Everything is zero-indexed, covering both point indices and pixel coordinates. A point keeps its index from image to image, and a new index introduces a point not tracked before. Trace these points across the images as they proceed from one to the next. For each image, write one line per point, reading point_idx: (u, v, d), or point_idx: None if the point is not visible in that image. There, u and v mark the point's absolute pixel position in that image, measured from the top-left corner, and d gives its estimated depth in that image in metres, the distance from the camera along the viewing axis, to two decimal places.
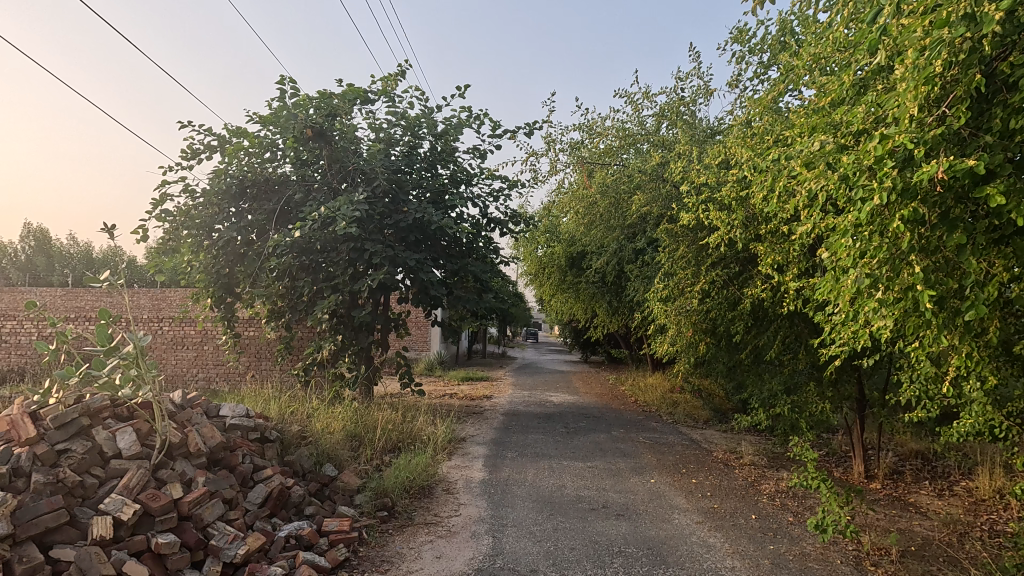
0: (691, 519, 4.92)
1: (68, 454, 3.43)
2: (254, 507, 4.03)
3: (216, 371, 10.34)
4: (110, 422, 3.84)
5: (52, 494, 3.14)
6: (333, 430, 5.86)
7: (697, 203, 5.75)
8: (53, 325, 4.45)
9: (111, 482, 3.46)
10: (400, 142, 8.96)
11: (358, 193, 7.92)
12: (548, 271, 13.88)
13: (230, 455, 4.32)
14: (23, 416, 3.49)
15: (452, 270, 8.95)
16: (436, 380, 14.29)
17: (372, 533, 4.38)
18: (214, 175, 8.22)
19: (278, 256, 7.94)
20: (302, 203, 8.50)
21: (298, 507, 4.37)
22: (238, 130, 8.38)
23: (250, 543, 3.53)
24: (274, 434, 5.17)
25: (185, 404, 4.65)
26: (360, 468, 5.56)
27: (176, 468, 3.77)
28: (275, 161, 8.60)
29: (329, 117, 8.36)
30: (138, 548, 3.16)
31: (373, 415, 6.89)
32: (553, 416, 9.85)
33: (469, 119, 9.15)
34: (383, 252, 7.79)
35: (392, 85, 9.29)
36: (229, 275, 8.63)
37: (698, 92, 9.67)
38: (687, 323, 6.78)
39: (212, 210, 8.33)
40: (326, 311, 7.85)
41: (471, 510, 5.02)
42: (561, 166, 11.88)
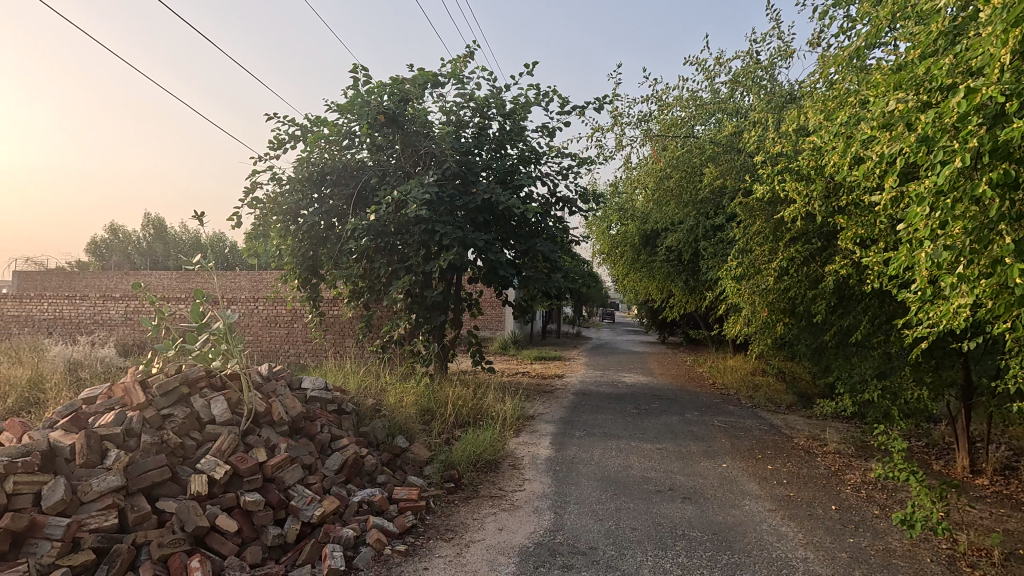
0: (764, 506, 4.72)
1: (172, 418, 3.85)
2: (332, 473, 4.33)
3: (305, 347, 11.11)
4: (206, 390, 4.25)
5: (158, 453, 3.54)
6: (406, 404, 6.15)
7: (772, 174, 5.42)
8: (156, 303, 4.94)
9: (207, 445, 3.86)
10: (470, 124, 9.06)
11: (428, 176, 8.13)
12: (621, 250, 13.58)
13: (310, 425, 4.65)
14: (134, 383, 3.92)
15: (522, 250, 8.97)
16: (510, 359, 14.53)
17: (440, 504, 4.58)
18: (299, 164, 8.83)
19: (356, 239, 8.32)
20: (378, 186, 8.87)
21: (371, 475, 4.66)
22: (318, 119, 8.85)
23: (326, 506, 3.81)
24: (350, 406, 5.50)
25: (272, 376, 5.05)
26: (431, 441, 5.80)
27: (262, 435, 4.12)
28: (352, 148, 9.02)
29: (402, 102, 8.58)
30: (229, 504, 3.51)
31: (444, 391, 7.13)
32: (624, 397, 9.73)
33: (537, 96, 9.07)
34: (453, 233, 7.95)
35: (460, 68, 9.40)
36: (313, 257, 9.20)
37: (778, 53, 8.97)
38: (763, 303, 6.47)
39: (297, 196, 8.88)
40: (401, 291, 8.16)
41: (536, 486, 5.11)
42: (630, 142, 11.52)
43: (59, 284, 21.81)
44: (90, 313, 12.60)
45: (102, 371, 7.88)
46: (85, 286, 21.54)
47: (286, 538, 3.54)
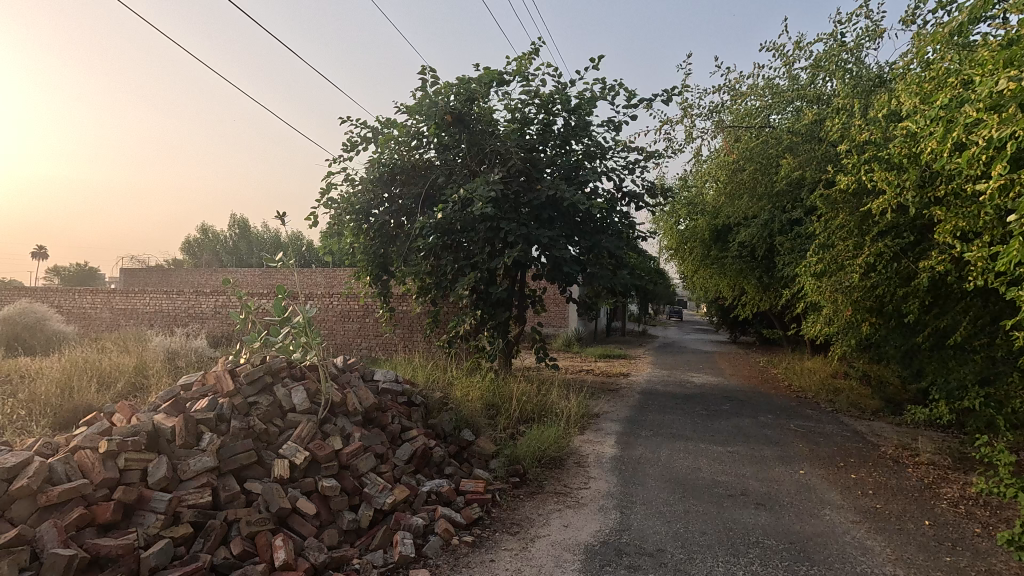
0: (847, 517, 4.44)
1: (257, 405, 4.13)
2: (402, 463, 4.49)
3: (376, 341, 11.55)
4: (288, 379, 4.52)
5: (245, 437, 3.80)
6: (472, 398, 6.27)
7: (859, 163, 5.09)
8: (244, 298, 5.30)
9: (288, 432, 4.10)
10: (535, 121, 9.07)
11: (494, 174, 8.23)
12: (690, 246, 13.17)
13: (382, 416, 4.84)
14: (224, 371, 4.22)
15: (587, 246, 8.89)
16: (574, 356, 14.45)
17: (505, 497, 4.64)
18: (370, 165, 9.16)
19: (424, 236, 8.57)
20: (445, 185, 9.09)
21: (439, 466, 4.79)
22: (389, 121, 9.17)
23: (397, 494, 3.96)
24: (419, 399, 5.67)
25: (346, 368, 5.30)
26: (496, 436, 5.88)
27: (338, 424, 4.34)
28: (420, 148, 9.27)
29: (468, 101, 8.73)
30: (308, 488, 3.72)
31: (509, 386, 7.20)
32: (693, 397, 9.44)
33: (603, 90, 8.97)
34: (518, 230, 7.99)
35: (526, 65, 9.43)
36: (384, 255, 9.55)
37: (866, 34, 8.37)
38: (846, 301, 6.08)
39: (369, 197, 9.25)
40: (467, 288, 8.30)
41: (601, 484, 5.06)
42: (701, 134, 11.12)
43: (159, 280, 23.84)
44: (186, 307, 13.70)
45: (195, 361, 8.54)
46: (180, 283, 23.41)
47: (360, 523, 3.71)
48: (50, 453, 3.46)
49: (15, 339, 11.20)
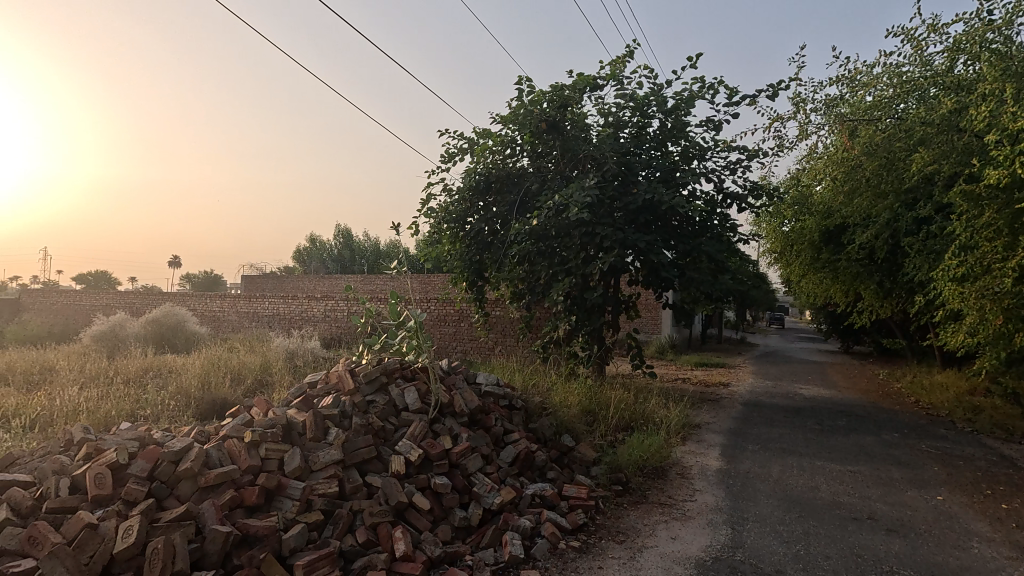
0: (1000, 552, 3.95)
1: (375, 403, 4.42)
2: (506, 465, 4.60)
3: (471, 345, 11.88)
4: (400, 380, 4.80)
5: (366, 433, 4.07)
6: (570, 403, 6.28)
7: (1012, 154, 4.57)
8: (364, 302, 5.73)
9: (402, 430, 4.34)
10: (629, 125, 8.95)
11: (589, 179, 8.21)
12: (797, 249, 12.34)
13: (486, 418, 4.97)
14: (345, 371, 4.55)
15: (685, 250, 8.59)
16: (668, 364, 14.00)
17: (609, 505, 4.60)
18: (467, 174, 9.46)
19: (519, 242, 8.71)
20: (538, 192, 9.20)
21: (542, 470, 4.84)
22: (484, 132, 9.46)
23: (504, 495, 4.05)
24: (520, 402, 5.76)
25: (452, 370, 5.51)
26: (596, 442, 5.84)
27: (447, 424, 4.53)
28: (514, 156, 9.47)
29: (561, 108, 8.81)
30: (422, 484, 3.92)
31: (606, 393, 7.12)
32: (803, 410, 8.81)
33: (702, 89, 8.68)
34: (614, 235, 7.91)
35: (620, 68, 9.35)
36: (479, 261, 9.80)
37: (1017, 10, 7.45)
38: (994, 309, 5.44)
39: (465, 205, 9.58)
40: (562, 293, 8.31)
41: (708, 498, 4.87)
42: (814, 129, 10.43)
43: (274, 286, 26.06)
44: (299, 311, 14.88)
45: (309, 361, 9.24)
46: (292, 288, 25.53)
47: (470, 521, 3.84)
48: (204, 439, 3.89)
49: (162, 338, 12.72)
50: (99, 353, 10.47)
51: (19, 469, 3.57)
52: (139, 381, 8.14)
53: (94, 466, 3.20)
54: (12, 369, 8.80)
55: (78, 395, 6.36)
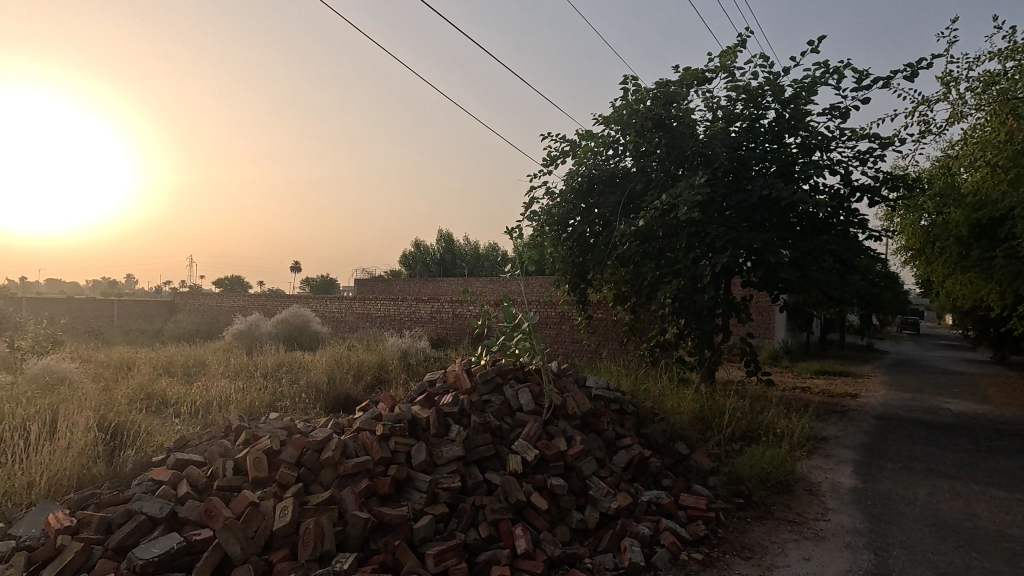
0: None
1: (490, 403, 4.56)
2: (620, 470, 4.53)
3: (573, 348, 11.84)
4: (514, 381, 4.93)
5: (484, 431, 4.22)
6: (683, 410, 6.05)
7: None
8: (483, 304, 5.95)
9: (517, 430, 4.44)
10: (741, 118, 8.46)
11: (698, 176, 7.88)
12: (940, 246, 11.02)
13: (598, 422, 4.94)
14: (462, 370, 4.75)
15: (804, 249, 7.90)
16: (784, 371, 13.05)
17: (731, 518, 4.38)
18: (569, 175, 9.52)
19: (624, 243, 8.55)
20: (643, 192, 8.94)
21: (657, 477, 4.71)
22: (587, 134, 9.45)
23: (621, 501, 4.00)
24: (631, 407, 5.65)
25: (562, 372, 5.54)
26: (712, 452, 5.58)
27: (560, 426, 4.57)
28: (617, 157, 9.33)
29: (667, 104, 8.56)
30: (539, 484, 3.98)
31: (720, 400, 6.78)
32: (951, 427, 7.82)
33: (826, 74, 8.02)
34: (727, 234, 7.53)
35: (730, 59, 8.90)
36: (582, 263, 9.73)
37: None
38: None
39: (567, 207, 9.58)
40: (670, 295, 7.94)
41: (843, 518, 4.48)
42: (968, 111, 9.28)
43: (382, 289, 27.76)
44: (408, 313, 15.68)
45: (420, 361, 9.69)
46: (399, 291, 27.04)
47: (587, 524, 3.84)
48: (339, 431, 4.23)
49: (290, 337, 13.96)
50: (239, 350, 11.70)
51: (191, 450, 4.09)
52: (274, 375, 8.98)
53: (253, 451, 3.60)
54: (173, 362, 10.08)
55: (227, 387, 7.16)
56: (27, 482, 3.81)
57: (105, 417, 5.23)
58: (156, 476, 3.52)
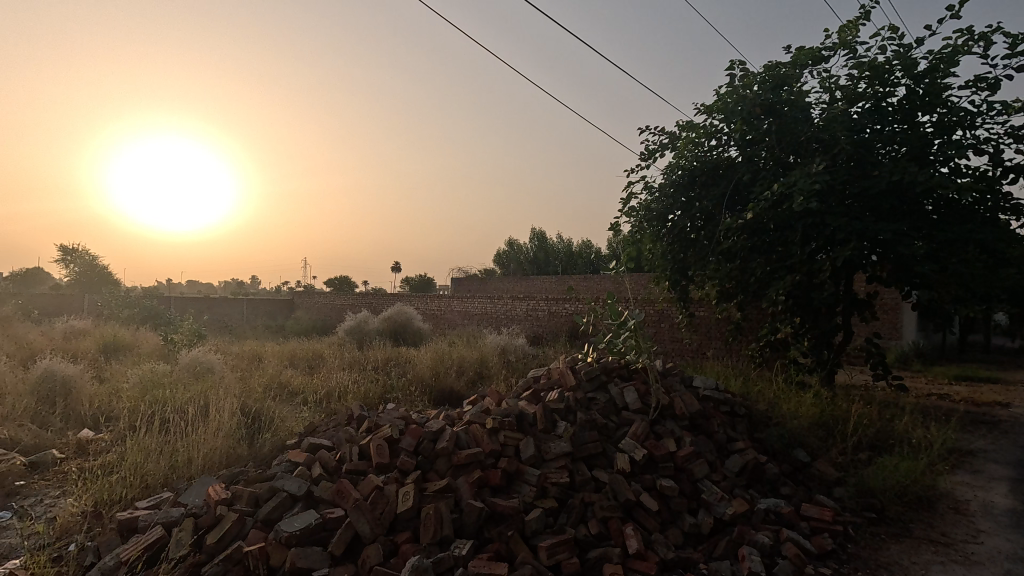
0: None
1: (596, 401, 4.55)
2: (733, 475, 4.33)
3: (673, 347, 11.44)
4: (619, 379, 4.89)
5: (591, 429, 4.22)
6: (801, 415, 5.65)
7: None
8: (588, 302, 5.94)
9: (624, 428, 4.39)
10: (865, 97, 7.72)
11: (815, 163, 7.30)
12: None
13: (708, 424, 4.75)
14: (566, 367, 4.79)
15: (943, 240, 7.04)
16: (916, 376, 11.74)
17: (861, 534, 4.03)
18: (669, 169, 9.23)
19: (730, 238, 8.12)
20: (751, 184, 8.39)
21: (774, 485, 4.44)
22: (688, 125, 9.11)
23: (737, 507, 3.82)
24: (743, 409, 5.37)
25: (669, 372, 5.39)
26: (835, 461, 5.16)
27: (668, 426, 4.45)
28: (721, 147, 8.88)
29: (777, 88, 8.02)
30: (648, 484, 3.90)
31: (843, 405, 6.24)
32: None
33: (970, 41, 7.11)
34: (849, 226, 6.90)
35: (851, 34, 8.16)
36: (683, 260, 9.36)
37: None
38: None
39: (667, 202, 9.27)
40: (783, 292, 7.38)
41: (1000, 542, 3.97)
42: None
43: (478, 288, 28.53)
44: (504, 311, 15.98)
45: (518, 358, 9.82)
46: (494, 290, 27.64)
47: (700, 529, 3.71)
48: (451, 423, 4.43)
49: (395, 334, 14.74)
50: (351, 345, 12.53)
51: (319, 436, 4.46)
52: (383, 369, 9.53)
53: (376, 438, 3.86)
54: (295, 356, 11.01)
55: (344, 379, 7.72)
56: (187, 458, 4.35)
57: (245, 404, 5.84)
58: (293, 457, 3.88)
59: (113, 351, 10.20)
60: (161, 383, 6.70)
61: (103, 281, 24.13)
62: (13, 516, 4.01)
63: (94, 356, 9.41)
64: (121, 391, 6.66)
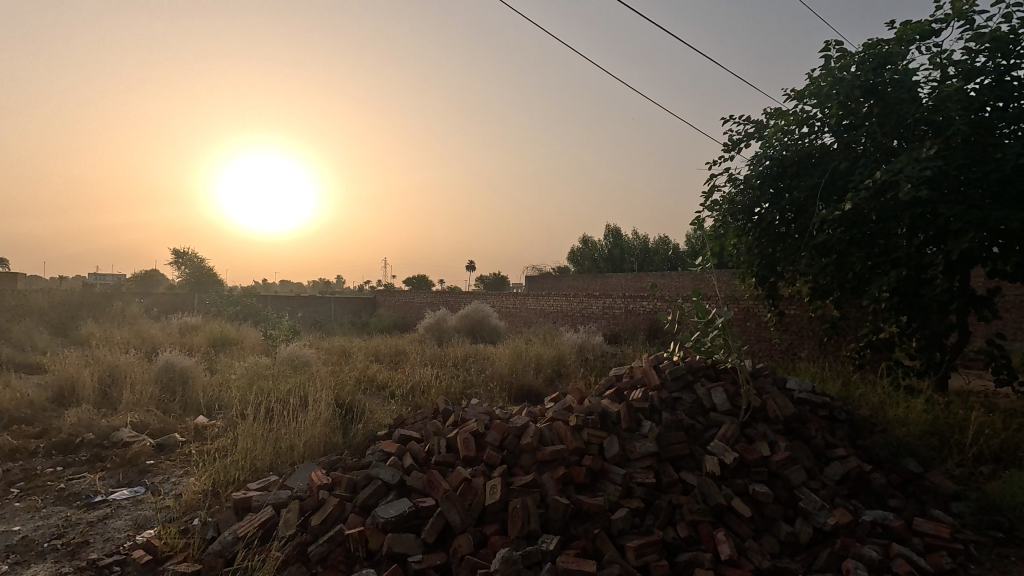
0: None
1: (681, 401, 4.43)
2: (834, 483, 4.06)
3: (761, 347, 10.87)
4: (706, 380, 4.73)
5: (677, 430, 4.12)
6: (910, 422, 5.20)
7: None
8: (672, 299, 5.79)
9: (712, 430, 4.25)
10: (984, 73, 6.96)
11: (925, 147, 6.68)
12: None
13: (804, 428, 4.49)
14: (650, 366, 4.70)
15: None
16: None
17: (986, 554, 3.66)
18: (756, 160, 8.79)
19: (824, 231, 7.61)
20: (849, 172, 7.78)
21: (881, 496, 4.12)
22: (777, 112, 8.62)
23: (839, 517, 3.59)
24: (843, 414, 5.03)
25: (760, 373, 5.14)
26: (952, 473, 4.71)
27: (761, 430, 4.26)
28: (814, 134, 8.33)
29: (879, 68, 7.41)
30: (740, 489, 3.75)
31: (961, 413, 5.67)
32: None
33: None
34: (966, 215, 6.25)
35: (967, 4, 7.39)
36: (772, 255, 8.85)
37: None
38: None
39: (753, 195, 8.81)
40: (887, 289, 6.81)
41: None
42: None
43: (553, 286, 28.52)
44: (580, 308, 15.87)
45: (596, 357, 9.74)
46: (569, 287, 27.51)
47: (798, 538, 3.52)
48: (534, 419, 4.48)
49: (472, 331, 15.07)
50: (431, 342, 12.95)
51: (408, 428, 4.66)
52: (463, 365, 9.76)
53: (463, 432, 3.98)
54: (380, 352, 11.55)
55: (427, 374, 8.00)
56: (290, 445, 4.69)
57: (339, 396, 6.20)
58: (386, 448, 4.09)
59: (221, 346, 11.17)
60: (264, 375, 7.25)
61: (211, 281, 26.43)
62: (146, 491, 4.51)
63: (206, 349, 10.35)
64: (230, 382, 7.27)
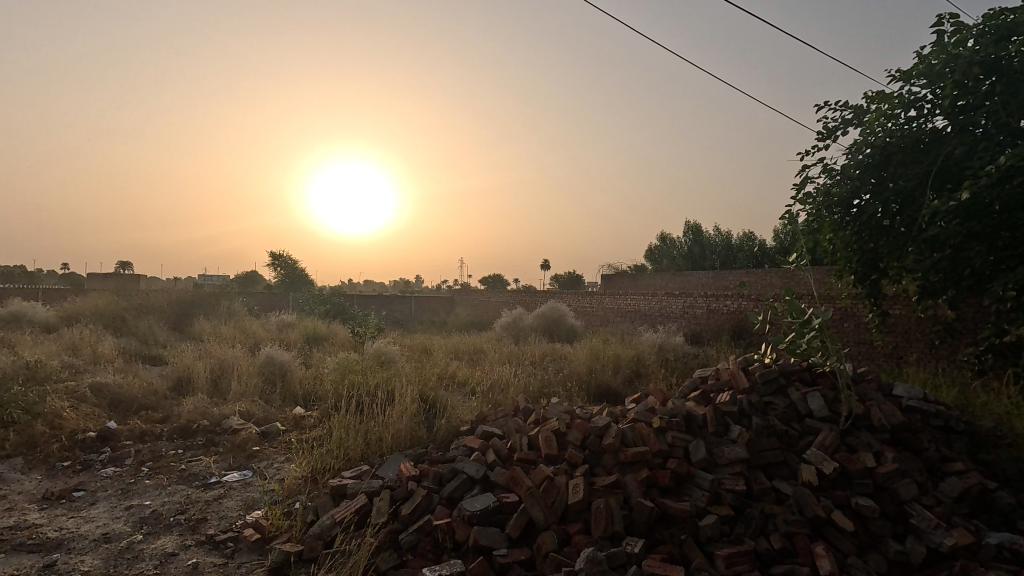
0: None
1: (773, 405, 4.21)
2: (950, 500, 3.70)
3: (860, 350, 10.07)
4: (801, 384, 4.46)
5: (769, 436, 3.92)
6: None
7: None
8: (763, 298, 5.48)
9: (808, 437, 4.01)
10: None
11: None
12: None
13: (914, 439, 4.12)
14: (739, 368, 4.49)
15: None
16: None
17: None
18: (855, 147, 8.14)
19: (936, 224, 6.93)
20: (965, 159, 7.05)
21: (1008, 518, 3.71)
22: (879, 95, 7.95)
23: (958, 539, 3.27)
24: (961, 425, 4.56)
25: (862, 378, 4.77)
26: None
27: (864, 439, 3.96)
28: (924, 118, 7.61)
29: (1004, 40, 6.64)
30: (841, 502, 3.51)
31: None
32: None
33: None
34: None
35: None
36: (873, 251, 8.18)
37: None
38: None
39: (852, 184, 8.14)
40: (1014, 287, 6.10)
41: None
42: None
43: (630, 285, 27.93)
44: (660, 308, 15.44)
45: (677, 358, 9.44)
46: (647, 286, 26.83)
47: (909, 558, 3.24)
48: (615, 420, 4.42)
49: (549, 330, 15.08)
50: (508, 340, 13.11)
51: (489, 425, 4.74)
52: (541, 364, 9.80)
53: (545, 431, 4.01)
54: (459, 350, 11.84)
55: (506, 373, 8.11)
56: (379, 437, 4.93)
57: (422, 392, 6.42)
58: (469, 443, 4.19)
59: (314, 342, 11.91)
60: (353, 370, 7.65)
61: (303, 282, 28.22)
62: (253, 475, 4.91)
63: (301, 345, 11.07)
64: (323, 376, 7.74)
